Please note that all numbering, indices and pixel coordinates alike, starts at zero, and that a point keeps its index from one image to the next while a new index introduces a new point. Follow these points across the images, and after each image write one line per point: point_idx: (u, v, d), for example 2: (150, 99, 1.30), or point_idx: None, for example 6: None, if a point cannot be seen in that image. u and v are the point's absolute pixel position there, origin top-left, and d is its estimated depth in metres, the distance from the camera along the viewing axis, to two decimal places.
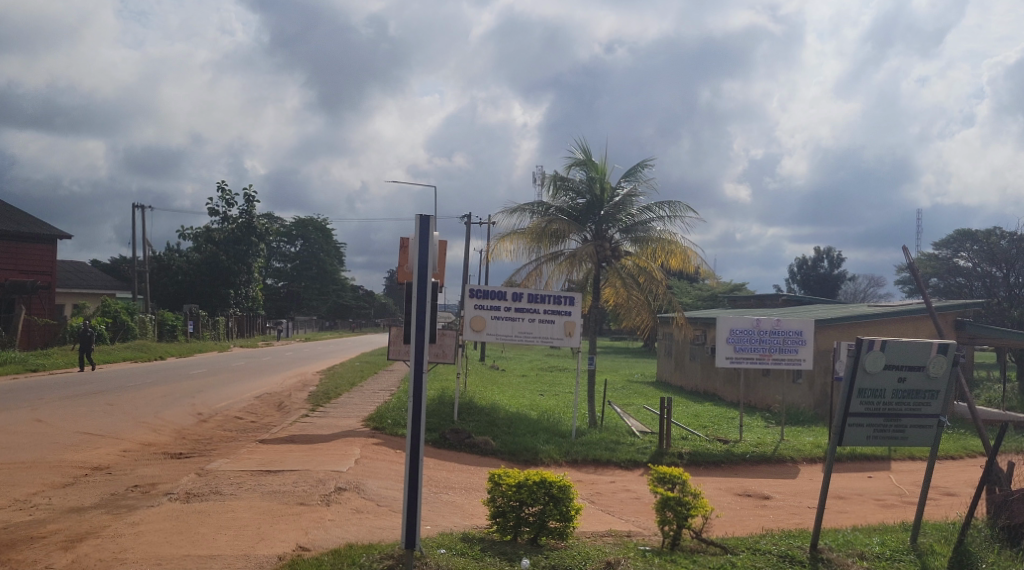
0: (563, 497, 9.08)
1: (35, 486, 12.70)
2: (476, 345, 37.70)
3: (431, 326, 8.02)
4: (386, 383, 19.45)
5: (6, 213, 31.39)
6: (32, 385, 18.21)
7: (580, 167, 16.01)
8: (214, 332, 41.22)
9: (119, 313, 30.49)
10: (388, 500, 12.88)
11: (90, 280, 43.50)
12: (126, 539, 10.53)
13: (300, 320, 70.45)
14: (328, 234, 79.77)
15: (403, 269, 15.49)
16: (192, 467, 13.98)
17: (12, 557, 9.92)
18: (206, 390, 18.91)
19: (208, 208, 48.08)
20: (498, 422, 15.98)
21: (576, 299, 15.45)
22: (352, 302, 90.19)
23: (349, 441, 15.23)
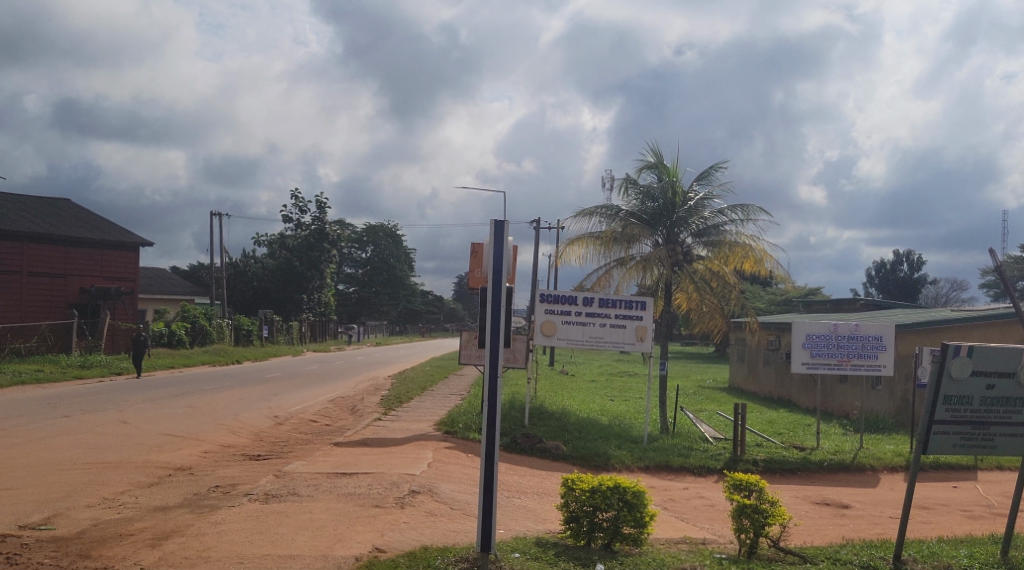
0: (637, 503, 8.97)
1: (122, 485, 13.12)
2: (546, 349, 37.80)
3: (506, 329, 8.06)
4: (457, 388, 19.60)
5: (93, 222, 32.53)
6: (118, 387, 18.85)
7: (651, 171, 15.93)
8: (288, 336, 42.10)
9: (198, 318, 31.32)
10: (461, 503, 12.97)
11: (169, 285, 44.86)
12: (210, 538, 10.79)
13: (372, 325, 71.50)
14: (399, 241, 81.36)
15: (475, 275, 15.65)
16: (270, 469, 14.29)
17: (104, 553, 10.26)
18: (282, 393, 19.30)
19: (283, 216, 49.32)
20: (568, 427, 15.95)
21: (648, 303, 15.36)
22: (422, 308, 91.28)
23: (421, 445, 15.39)
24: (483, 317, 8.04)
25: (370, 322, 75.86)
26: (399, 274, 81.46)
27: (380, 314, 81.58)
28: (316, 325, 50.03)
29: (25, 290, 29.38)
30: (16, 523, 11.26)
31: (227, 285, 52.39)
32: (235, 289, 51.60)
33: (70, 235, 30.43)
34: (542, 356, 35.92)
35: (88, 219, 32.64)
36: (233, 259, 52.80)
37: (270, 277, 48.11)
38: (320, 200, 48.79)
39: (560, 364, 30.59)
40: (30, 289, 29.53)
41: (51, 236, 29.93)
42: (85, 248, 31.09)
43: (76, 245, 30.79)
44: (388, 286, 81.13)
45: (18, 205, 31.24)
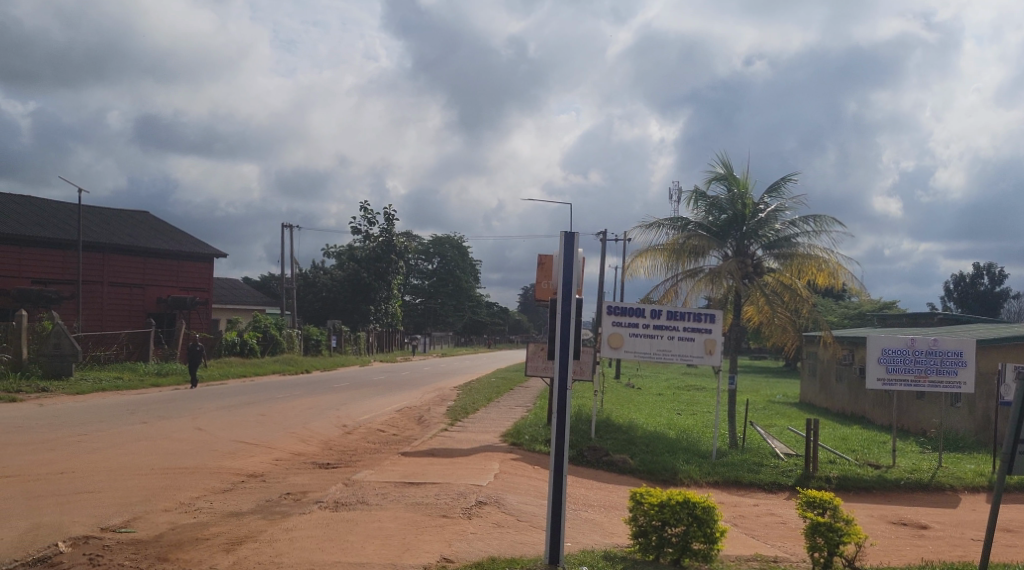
0: (707, 519, 8.72)
1: (198, 490, 13.43)
2: (611, 362, 37.62)
3: (575, 342, 8.01)
4: (522, 399, 19.60)
5: (170, 234, 33.50)
6: (193, 395, 19.31)
7: (721, 182, 15.78)
8: (356, 347, 42.68)
9: (269, 327, 31.97)
10: (528, 515, 12.96)
11: (241, 295, 45.94)
12: (282, 544, 10.96)
13: (438, 336, 72.17)
14: (464, 251, 81.82)
15: (543, 287, 15.66)
16: (340, 477, 14.48)
17: (180, 557, 10.51)
18: (350, 403, 19.54)
19: (351, 227, 50.15)
20: (636, 440, 15.84)
21: (717, 316, 15.20)
22: (488, 319, 91.81)
23: (488, 456, 15.43)
24: (553, 329, 8.00)
25: (435, 333, 76.57)
26: (464, 285, 81.83)
27: (445, 325, 82.22)
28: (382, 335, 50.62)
29: (105, 300, 30.34)
30: (98, 525, 11.61)
31: (298, 295, 53.45)
32: (304, 300, 52.58)
33: (148, 247, 31.37)
34: (608, 369, 35.74)
35: (165, 231, 33.62)
36: (302, 270, 53.76)
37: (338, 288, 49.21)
38: (387, 212, 49.37)
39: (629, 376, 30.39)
40: (110, 299, 30.52)
41: (130, 248, 30.89)
42: (162, 259, 32.00)
43: (153, 256, 31.73)
44: (455, 297, 81.74)
45: (100, 217, 32.34)
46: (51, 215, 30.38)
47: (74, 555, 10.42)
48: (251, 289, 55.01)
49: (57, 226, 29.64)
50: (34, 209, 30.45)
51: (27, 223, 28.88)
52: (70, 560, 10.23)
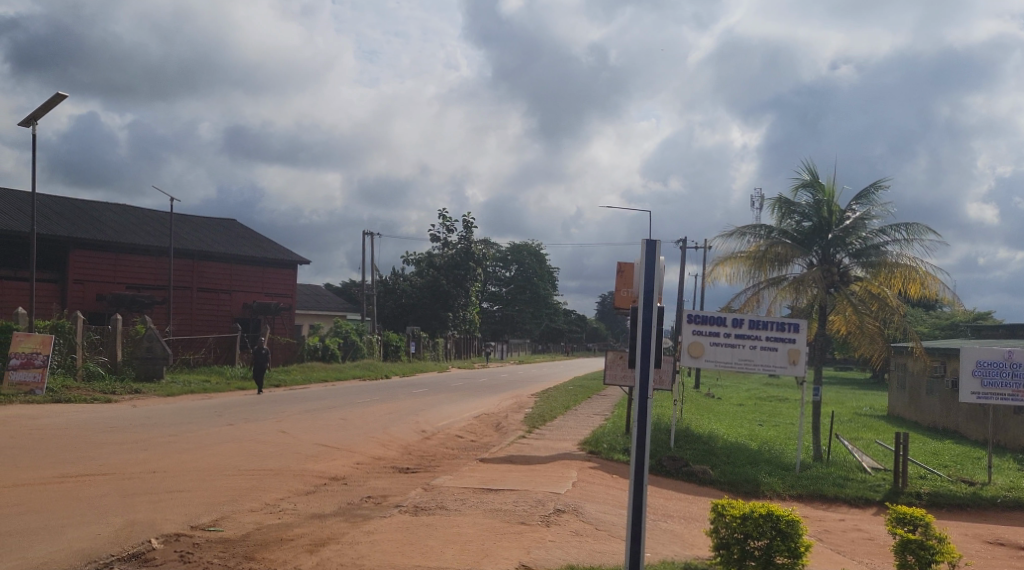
0: (792, 534, 7.84)
1: (282, 491, 13.74)
2: (690, 372, 37.18)
3: (659, 349, 7.55)
4: (600, 408, 19.50)
5: (255, 241, 34.48)
6: (277, 398, 19.78)
7: (806, 189, 15.46)
8: (434, 353, 43.18)
9: (349, 333, 32.52)
10: (606, 524, 12.87)
11: (323, 301, 46.98)
12: (364, 546, 11.13)
13: (515, 343, 72.58)
14: (543, 259, 82.74)
15: (623, 295, 15.58)
16: (419, 482, 14.63)
17: (266, 556, 10.76)
18: (429, 409, 19.75)
19: (431, 235, 50.89)
20: (716, 451, 15.58)
21: (801, 326, 14.90)
22: (565, 327, 91.87)
23: (566, 464, 15.39)
24: (634, 337, 7.58)
25: (513, 340, 77.02)
26: (542, 292, 82.53)
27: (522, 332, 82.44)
28: (461, 342, 51.12)
29: (194, 305, 31.34)
30: (188, 523, 11.98)
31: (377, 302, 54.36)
32: (385, 306, 53.17)
33: (235, 254, 32.33)
34: (688, 378, 35.39)
35: (251, 238, 34.63)
36: (382, 276, 54.49)
37: (417, 294, 49.20)
38: (465, 220, 49.97)
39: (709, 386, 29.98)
40: (199, 304, 31.52)
41: (218, 255, 31.86)
42: (248, 266, 32.94)
43: (240, 262, 32.68)
44: (533, 304, 82.03)
45: (190, 225, 33.49)
46: (144, 223, 31.56)
47: (166, 551, 10.77)
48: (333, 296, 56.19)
49: (150, 233, 30.76)
50: (128, 217, 31.67)
51: (122, 230, 30.06)
52: (162, 556, 10.57)
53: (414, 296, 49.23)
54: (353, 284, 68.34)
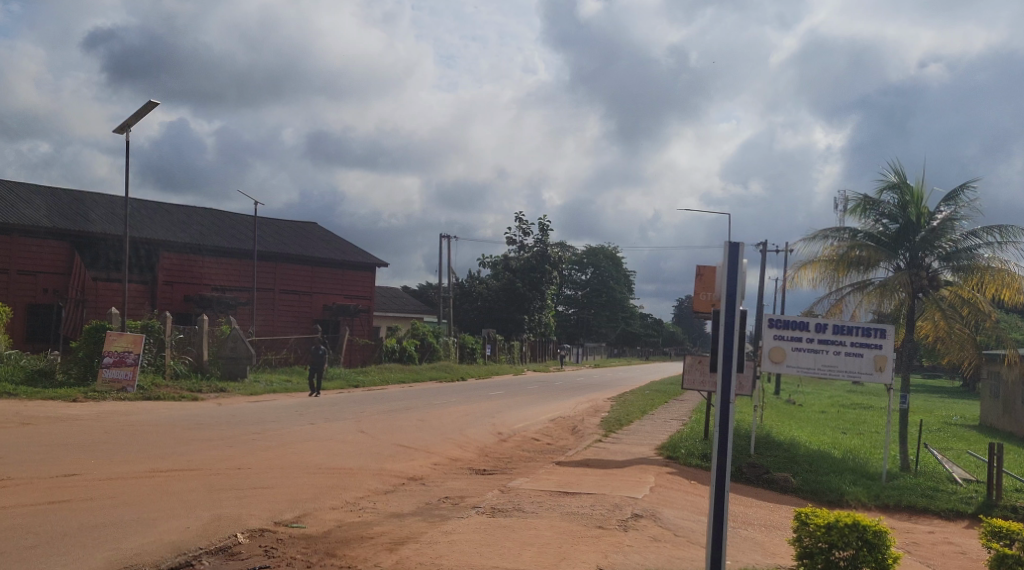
0: (880, 545, 7.03)
1: (362, 490, 13.94)
2: (771, 377, 36.47)
3: (739, 356, 7.11)
4: (678, 412, 19.30)
5: (334, 244, 35.18)
6: (357, 399, 20.10)
7: (892, 190, 15.03)
8: (510, 356, 43.40)
9: (426, 335, 32.94)
10: (685, 530, 12.71)
11: (401, 304, 47.65)
12: (442, 546, 11.21)
13: (591, 347, 72.38)
14: (619, 263, 82.40)
15: (702, 299, 15.40)
16: (496, 484, 14.69)
17: (347, 553, 10.94)
18: (506, 411, 19.82)
19: (507, 238, 51.19)
20: (798, 458, 15.24)
21: (888, 332, 14.42)
22: (641, 331, 91.23)
23: (643, 468, 15.25)
24: (715, 342, 7.14)
25: (589, 344, 76.91)
26: (618, 295, 82.15)
27: (598, 336, 82.12)
28: (537, 345, 51.22)
29: (276, 307, 32.11)
30: (272, 519, 12.25)
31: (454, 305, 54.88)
32: (461, 309, 53.55)
33: (314, 256, 32.97)
34: (770, 383, 34.78)
35: (330, 241, 35.33)
36: (459, 279, 54.94)
37: (493, 296, 49.47)
38: (541, 224, 50.16)
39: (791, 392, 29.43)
40: (281, 306, 32.28)
41: (298, 257, 32.55)
42: (327, 268, 33.60)
43: (319, 265, 33.32)
44: (608, 308, 81.69)
45: (271, 228, 34.37)
46: (228, 227, 32.47)
47: (251, 546, 11.03)
48: (410, 299, 56.98)
49: (234, 236, 31.63)
50: (213, 220, 32.65)
51: (208, 234, 30.96)
52: (247, 551, 10.83)
53: (491, 299, 49.58)
54: (430, 287, 69.18)
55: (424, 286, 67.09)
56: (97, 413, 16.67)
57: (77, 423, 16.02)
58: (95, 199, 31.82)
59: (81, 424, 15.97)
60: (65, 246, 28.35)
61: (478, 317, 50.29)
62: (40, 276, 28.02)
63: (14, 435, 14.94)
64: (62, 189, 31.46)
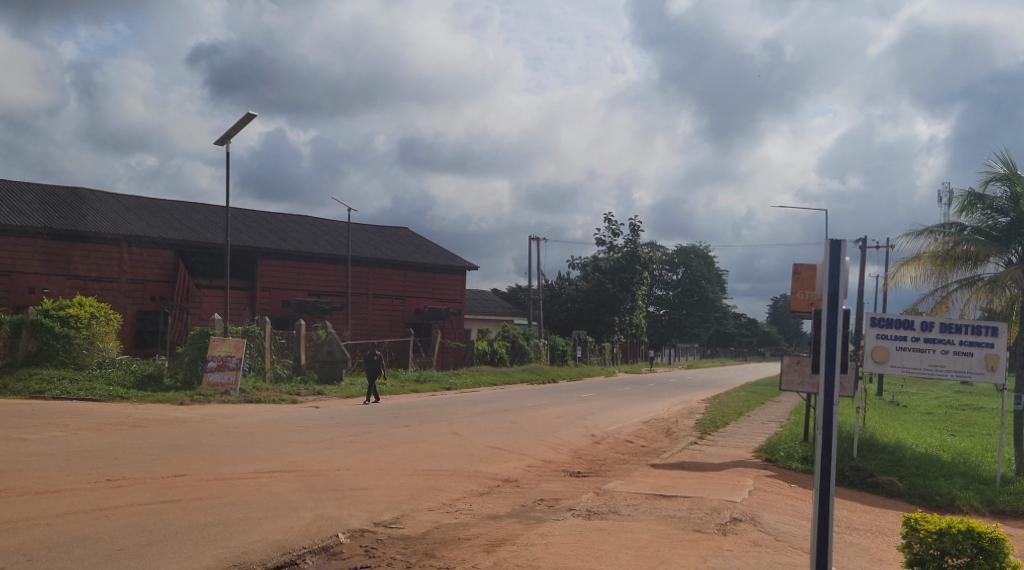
0: (997, 553, 6.62)
1: (458, 492, 14.07)
2: (874, 378, 35.36)
3: (841, 355, 6.71)
4: (775, 414, 18.87)
5: (426, 249, 35.75)
6: (453, 401, 20.36)
7: (1001, 182, 14.38)
8: (601, 357, 43.30)
9: (517, 337, 33.20)
10: (787, 535, 12.41)
11: (491, 306, 48.08)
12: (539, 548, 11.22)
13: (683, 347, 71.59)
14: (711, 262, 81.22)
15: (799, 300, 15.03)
16: (591, 486, 14.63)
17: (445, 554, 11.06)
18: (599, 413, 19.73)
19: (597, 239, 51.11)
20: (904, 462, 14.70)
21: (1000, 329, 13.69)
22: (734, 331, 89.70)
23: (741, 471, 14.96)
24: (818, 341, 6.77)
25: (681, 344, 76.12)
26: (710, 295, 81.00)
27: (690, 336, 81.13)
28: (629, 346, 50.81)
29: (369, 310, 32.75)
30: (371, 520, 12.48)
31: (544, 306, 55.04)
32: (551, 310, 53.61)
33: (406, 260, 33.51)
34: (875, 384, 33.73)
35: (423, 246, 35.93)
36: (547, 281, 55.09)
37: (583, 298, 49.43)
38: (631, 224, 49.87)
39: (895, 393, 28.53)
40: (374, 310, 32.94)
41: (390, 262, 33.15)
42: (419, 272, 34.12)
43: (412, 269, 33.91)
44: (699, 308, 80.65)
45: (365, 234, 35.15)
46: (321, 233, 33.28)
47: (352, 546, 11.28)
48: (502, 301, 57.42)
49: (327, 242, 32.41)
50: (307, 227, 33.52)
51: (303, 240, 31.79)
52: (348, 551, 11.07)
53: (581, 301, 49.54)
54: (520, 289, 69.62)
55: (514, 288, 67.63)
56: (202, 415, 17.32)
57: (184, 425, 16.64)
58: (196, 209, 33.09)
59: (188, 426, 16.58)
60: (170, 254, 29.56)
61: (568, 319, 50.25)
62: (148, 284, 29.28)
63: (127, 437, 15.65)
64: (163, 200, 32.74)
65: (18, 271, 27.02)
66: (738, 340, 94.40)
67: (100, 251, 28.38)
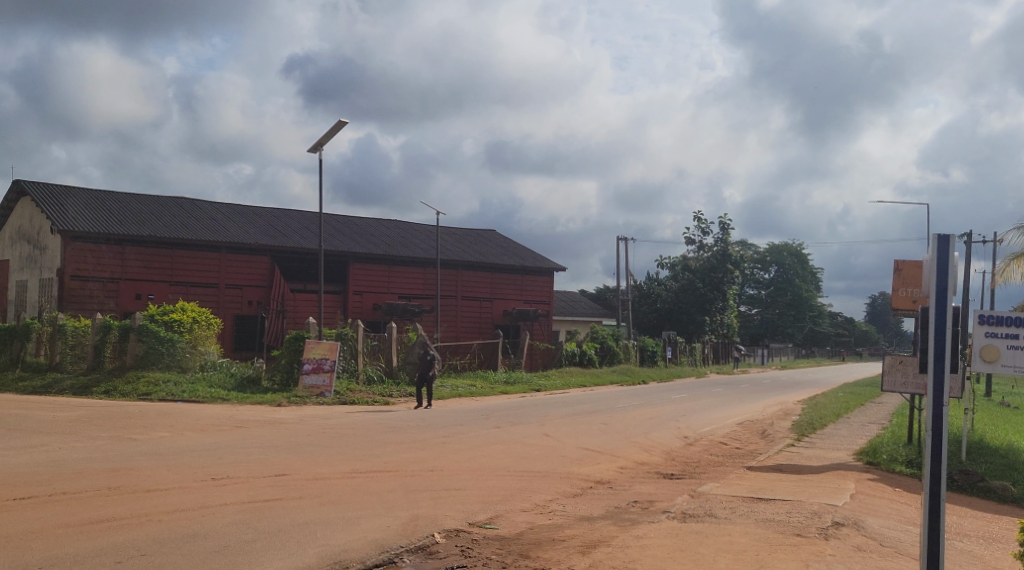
0: None
1: (551, 493, 14.07)
2: (981, 379, 33.87)
3: (953, 354, 6.01)
4: (876, 416, 18.28)
5: (514, 250, 35.96)
6: (544, 402, 20.41)
7: None
8: (692, 358, 42.83)
9: (605, 338, 33.08)
10: (892, 540, 12.01)
11: (580, 307, 48.12)
12: (635, 550, 11.14)
13: (777, 348, 70.18)
14: (804, 260, 79.48)
15: (900, 296, 14.51)
16: (686, 488, 14.45)
17: (540, 555, 11.06)
18: (691, 414, 19.50)
19: (686, 239, 50.60)
20: (1018, 466, 14.07)
21: None
22: (830, 330, 87.43)
23: (842, 474, 14.55)
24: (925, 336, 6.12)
25: (775, 344, 74.76)
26: (805, 294, 79.20)
27: (784, 335, 79.40)
28: (721, 346, 50.02)
29: (459, 312, 33.12)
30: (466, 520, 12.60)
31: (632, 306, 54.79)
32: (639, 310, 53.34)
33: (494, 263, 33.75)
34: (984, 384, 32.32)
35: (510, 248, 36.14)
36: (636, 280, 54.72)
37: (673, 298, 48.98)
38: (722, 222, 49.11)
39: (1009, 394, 27.30)
40: (464, 311, 33.28)
41: (478, 265, 33.42)
42: (507, 274, 34.37)
43: (500, 272, 34.15)
44: (793, 307, 79.04)
45: (453, 237, 35.60)
46: (411, 236, 33.83)
47: (448, 546, 11.39)
48: (592, 302, 57.51)
49: (417, 245, 32.90)
50: (396, 231, 34.12)
51: (392, 244, 32.37)
52: (445, 550, 11.19)
53: (670, 301, 49.05)
54: (609, 289, 69.56)
55: (603, 289, 67.73)
56: (300, 416, 17.76)
57: (284, 426, 17.10)
58: (290, 214, 34.09)
59: (287, 427, 17.03)
60: (265, 259, 30.49)
61: (657, 320, 49.90)
62: (245, 288, 30.22)
63: (229, 437, 16.16)
64: (257, 207, 33.71)
65: (126, 278, 28.16)
66: (834, 339, 91.89)
67: (201, 256, 29.44)
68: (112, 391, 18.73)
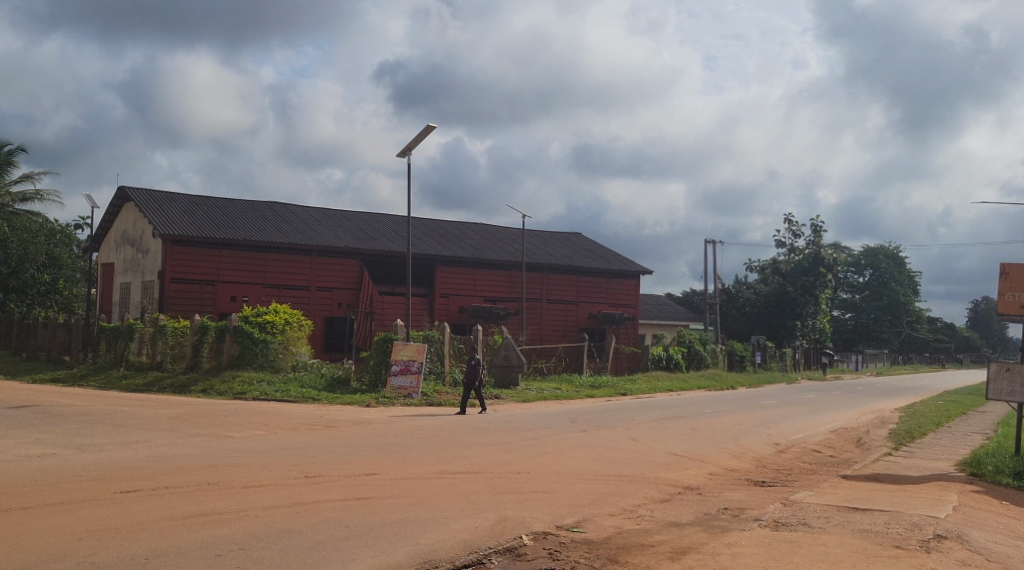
0: None
1: (638, 498, 13.94)
2: None
3: None
4: (979, 425, 17.54)
5: (599, 253, 35.82)
6: (631, 407, 20.26)
7: None
8: (782, 363, 41.94)
9: (692, 343, 32.64)
10: (999, 555, 11.50)
11: (666, 310, 47.70)
12: (726, 558, 10.96)
13: (872, 354, 68.09)
14: (901, 263, 76.87)
15: (1007, 301, 13.87)
16: (778, 496, 14.13)
17: (629, 560, 10.97)
18: (782, 421, 19.08)
19: (777, 242, 49.57)
20: None
21: None
22: (928, 335, 84.28)
23: (943, 486, 14.01)
24: None
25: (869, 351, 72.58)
26: (901, 298, 76.62)
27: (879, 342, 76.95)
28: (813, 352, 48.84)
29: (544, 315, 33.17)
30: (554, 523, 12.59)
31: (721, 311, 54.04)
32: (727, 315, 52.52)
33: (578, 266, 33.73)
34: None
35: (595, 251, 36.03)
36: (724, 284, 53.86)
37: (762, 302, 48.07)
38: (814, 224, 47.88)
39: None
40: (548, 315, 33.33)
41: (562, 268, 33.43)
42: (593, 277, 34.29)
43: (585, 275, 34.08)
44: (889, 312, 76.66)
45: (538, 240, 35.70)
46: (495, 239, 34.06)
47: (536, 548, 11.42)
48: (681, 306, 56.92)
49: (502, 249, 33.10)
50: (481, 235, 34.35)
51: (478, 247, 32.62)
52: (533, 553, 11.22)
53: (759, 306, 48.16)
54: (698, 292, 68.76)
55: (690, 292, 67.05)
56: (388, 417, 18.05)
57: (373, 426, 17.40)
58: (377, 218, 34.72)
59: (376, 427, 17.33)
60: (354, 263, 31.14)
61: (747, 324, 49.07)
62: (335, 291, 30.91)
63: (321, 436, 16.53)
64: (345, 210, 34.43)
65: (222, 281, 29.10)
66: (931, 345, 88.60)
67: (293, 260, 30.25)
68: (209, 390, 19.38)
